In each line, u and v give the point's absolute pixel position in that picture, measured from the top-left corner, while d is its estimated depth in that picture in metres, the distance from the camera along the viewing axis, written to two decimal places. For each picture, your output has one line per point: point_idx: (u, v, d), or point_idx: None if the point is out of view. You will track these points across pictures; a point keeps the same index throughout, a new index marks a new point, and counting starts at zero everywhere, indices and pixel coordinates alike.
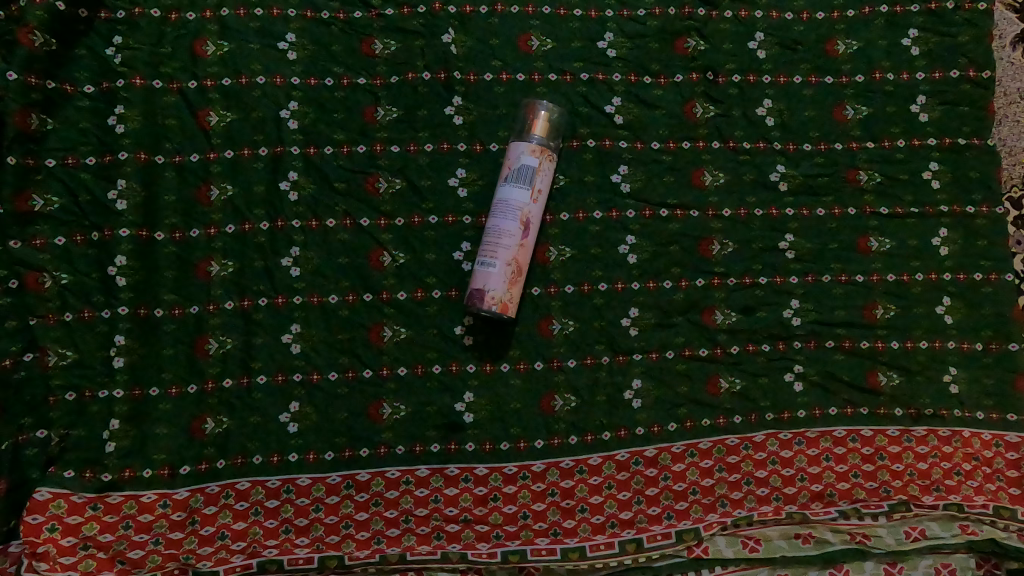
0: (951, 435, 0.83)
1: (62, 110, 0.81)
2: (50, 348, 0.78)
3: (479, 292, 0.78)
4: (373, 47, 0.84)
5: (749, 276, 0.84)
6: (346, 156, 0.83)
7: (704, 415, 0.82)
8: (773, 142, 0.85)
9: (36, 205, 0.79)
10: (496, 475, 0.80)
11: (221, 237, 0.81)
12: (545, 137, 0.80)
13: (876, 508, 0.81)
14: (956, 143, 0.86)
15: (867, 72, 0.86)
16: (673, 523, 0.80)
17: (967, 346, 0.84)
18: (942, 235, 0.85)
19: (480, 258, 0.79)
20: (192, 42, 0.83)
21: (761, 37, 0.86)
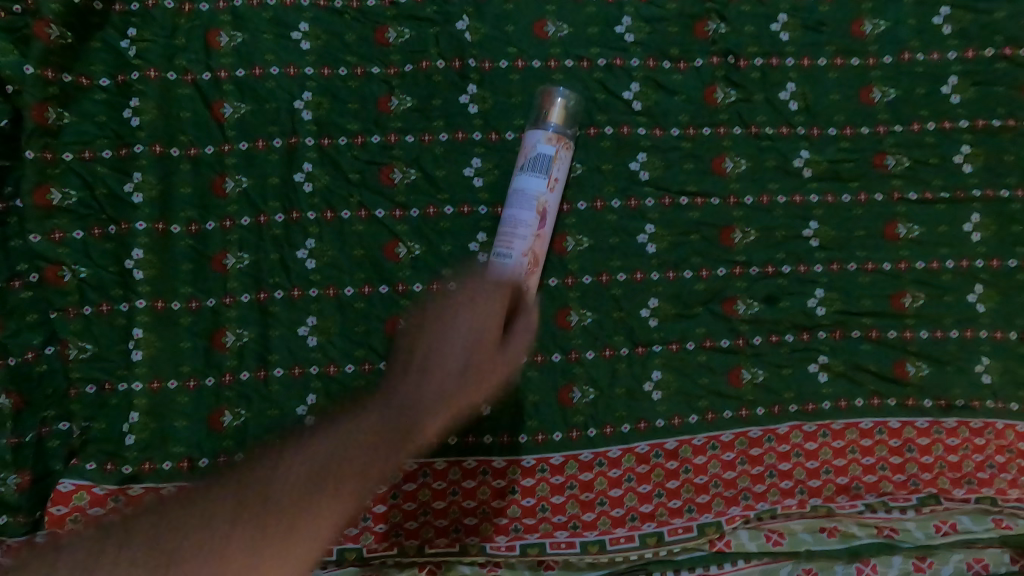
0: (983, 427, 0.81)
1: (78, 103, 0.80)
2: (70, 341, 0.79)
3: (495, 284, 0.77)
4: (387, 36, 0.83)
5: (772, 265, 0.82)
6: (361, 147, 0.82)
7: (725, 407, 0.81)
8: (797, 127, 0.83)
9: (54, 200, 0.79)
10: (515, 467, 0.79)
11: (237, 230, 0.81)
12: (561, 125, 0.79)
13: (904, 501, 0.80)
14: (990, 125, 0.83)
15: (896, 52, 0.83)
16: (694, 516, 0.79)
17: (1000, 334, 0.82)
18: (974, 221, 0.82)
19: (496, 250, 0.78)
20: (205, 33, 0.82)
21: (784, 18, 0.83)
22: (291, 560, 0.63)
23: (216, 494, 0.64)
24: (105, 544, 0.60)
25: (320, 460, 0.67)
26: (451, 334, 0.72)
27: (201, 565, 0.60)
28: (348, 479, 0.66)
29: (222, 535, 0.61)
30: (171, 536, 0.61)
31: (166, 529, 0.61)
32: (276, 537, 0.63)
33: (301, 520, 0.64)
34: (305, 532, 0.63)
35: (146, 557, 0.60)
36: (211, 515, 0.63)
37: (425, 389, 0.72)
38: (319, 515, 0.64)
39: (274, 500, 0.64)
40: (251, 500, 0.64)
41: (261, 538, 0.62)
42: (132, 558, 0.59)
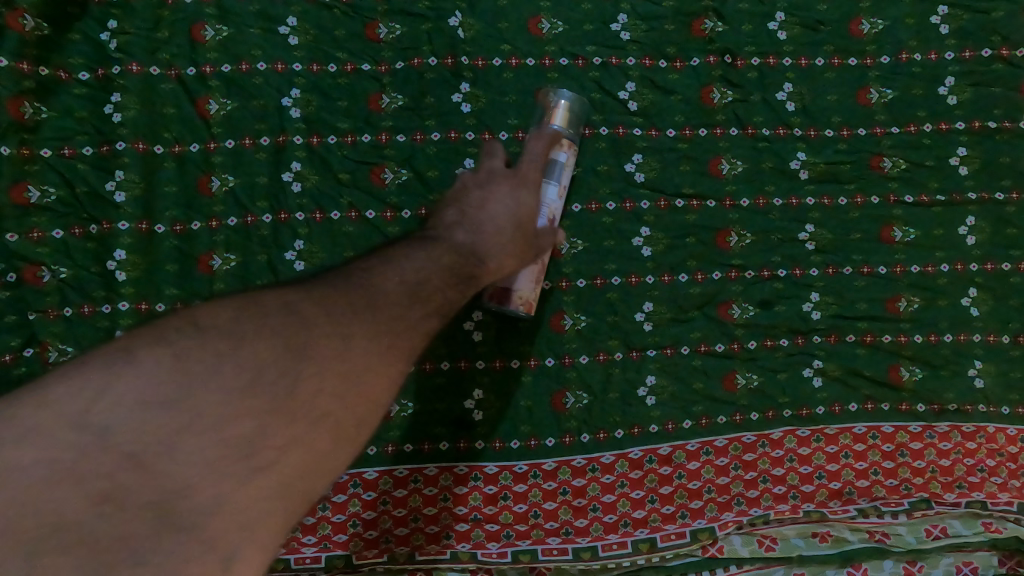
0: (976, 431, 0.81)
1: (56, 98, 0.78)
2: (49, 344, 0.77)
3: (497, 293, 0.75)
4: (378, 31, 0.81)
5: (767, 268, 0.81)
6: (351, 146, 0.80)
7: (719, 412, 0.80)
8: (793, 128, 0.82)
9: (32, 197, 0.77)
10: (507, 473, 0.78)
11: (223, 230, 0.79)
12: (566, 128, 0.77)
13: (895, 506, 0.79)
14: (986, 127, 0.82)
15: (894, 53, 0.82)
16: (687, 522, 0.78)
17: (994, 338, 0.82)
18: (970, 224, 0.82)
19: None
20: (190, 27, 0.80)
21: (782, 17, 0.82)
22: (356, 378, 0.50)
23: (288, 303, 0.51)
24: (172, 345, 0.47)
25: (396, 291, 0.55)
26: (503, 200, 0.66)
27: (276, 392, 0.47)
28: (412, 316, 0.55)
29: (300, 359, 0.48)
30: (252, 341, 0.47)
31: (255, 345, 0.47)
32: (358, 346, 0.51)
33: (377, 354, 0.51)
34: (368, 353, 0.51)
35: (226, 370, 0.46)
36: (299, 335, 0.49)
37: (479, 242, 0.63)
38: (380, 349, 0.52)
39: (347, 342, 0.50)
40: (332, 326, 0.50)
41: (349, 386, 0.50)
42: (205, 364, 0.46)
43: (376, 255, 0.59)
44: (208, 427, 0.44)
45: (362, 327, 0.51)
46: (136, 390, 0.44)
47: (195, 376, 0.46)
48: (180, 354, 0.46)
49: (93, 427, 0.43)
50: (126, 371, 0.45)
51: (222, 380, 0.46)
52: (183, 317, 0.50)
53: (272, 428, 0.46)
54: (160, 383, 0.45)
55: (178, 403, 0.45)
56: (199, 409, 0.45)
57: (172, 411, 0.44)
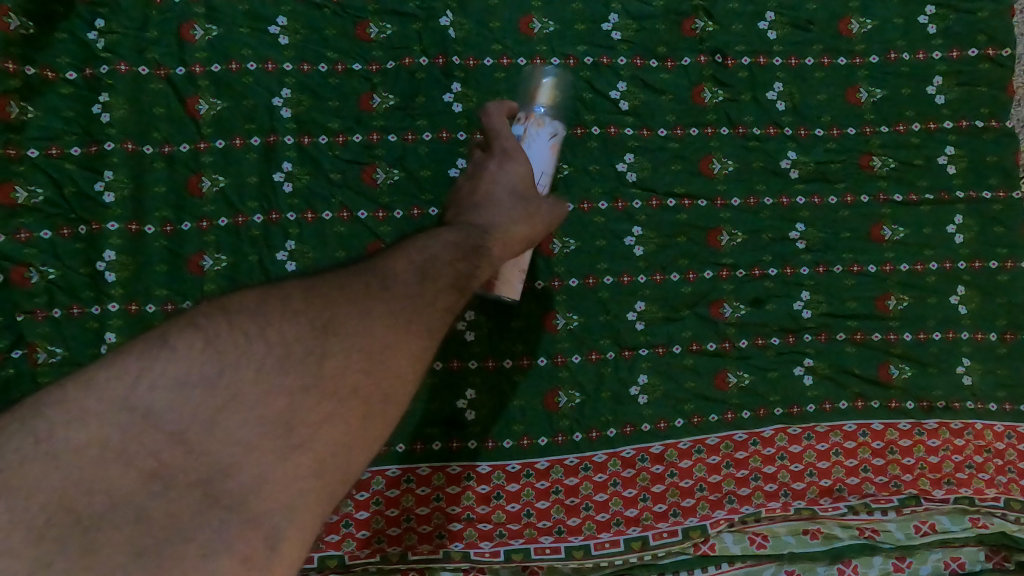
0: (963, 427, 0.82)
1: (43, 97, 0.78)
2: (38, 345, 0.76)
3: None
4: (368, 31, 0.81)
5: (758, 267, 0.81)
6: (342, 146, 0.80)
7: (711, 411, 0.80)
8: (784, 127, 0.82)
9: (19, 198, 0.77)
10: (499, 472, 0.78)
11: (214, 230, 0.79)
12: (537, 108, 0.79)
13: (886, 502, 0.80)
14: (973, 127, 0.83)
15: (882, 52, 0.83)
16: (679, 520, 0.79)
17: (981, 335, 0.82)
18: (957, 222, 0.82)
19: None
20: (178, 26, 0.79)
21: (771, 16, 0.83)
22: (407, 358, 0.45)
23: (326, 284, 0.46)
24: (213, 335, 0.42)
25: (423, 280, 0.48)
26: (502, 205, 0.60)
27: (343, 364, 0.43)
28: (454, 290, 0.49)
29: (357, 327, 0.44)
30: (299, 319, 0.44)
31: (298, 322, 0.43)
32: (407, 328, 0.45)
33: (420, 341, 0.45)
34: (424, 326, 0.46)
35: (276, 351, 0.42)
36: (343, 311, 0.45)
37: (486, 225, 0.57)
38: (424, 331, 0.46)
39: (393, 321, 0.45)
40: (377, 300, 0.45)
41: (416, 356, 0.45)
42: (250, 347, 0.42)
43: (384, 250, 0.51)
44: (255, 400, 0.41)
45: (402, 308, 0.45)
46: (184, 373, 0.41)
47: (242, 358, 0.42)
48: (225, 339, 0.42)
49: (135, 406, 0.40)
50: (160, 361, 0.41)
51: (279, 363, 0.42)
52: (217, 304, 0.45)
53: (345, 395, 0.42)
54: (198, 363, 0.41)
55: (218, 386, 0.41)
56: (253, 387, 0.41)
57: (212, 389, 0.41)
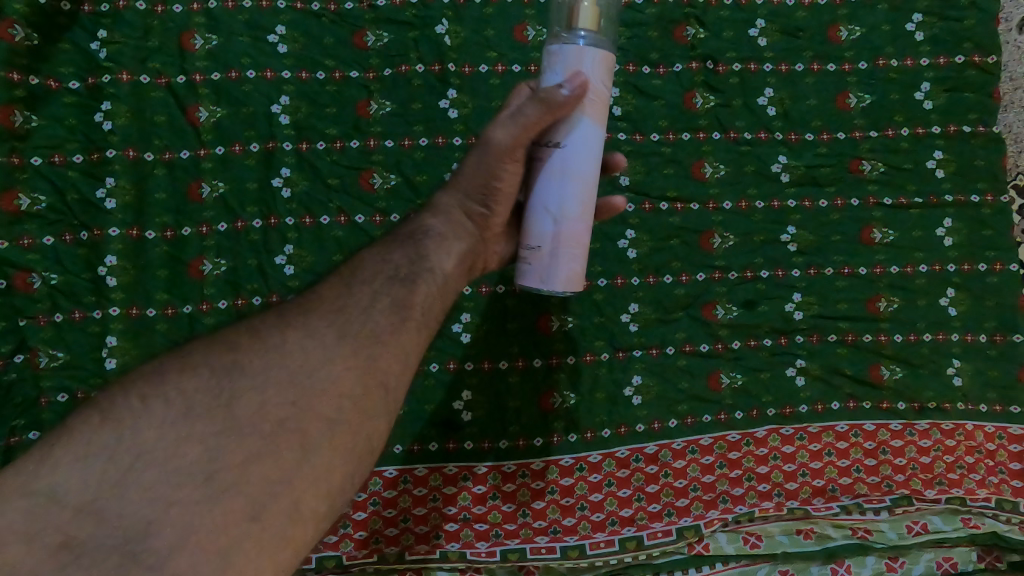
0: (955, 428, 0.82)
1: (47, 106, 0.79)
2: (40, 349, 0.77)
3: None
4: (366, 39, 0.82)
5: (750, 269, 0.82)
6: (340, 152, 0.81)
7: (704, 411, 0.81)
8: (774, 132, 0.84)
9: (22, 205, 0.78)
10: (495, 473, 0.80)
11: (213, 235, 0.80)
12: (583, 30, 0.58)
13: (878, 502, 0.80)
14: (961, 131, 0.84)
15: (871, 59, 0.84)
16: (673, 520, 0.79)
17: (971, 338, 0.83)
18: (947, 225, 0.83)
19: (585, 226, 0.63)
20: (179, 36, 0.81)
21: (762, 24, 0.84)
22: (321, 388, 0.52)
23: (225, 342, 0.53)
24: (121, 405, 0.47)
25: (322, 322, 0.57)
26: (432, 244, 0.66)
27: (260, 404, 0.50)
28: (362, 326, 0.58)
29: (262, 369, 0.52)
30: (200, 372, 0.50)
31: (201, 375, 0.50)
32: (318, 364, 0.53)
33: (334, 369, 0.54)
34: (333, 359, 0.54)
35: (187, 403, 0.48)
36: (245, 360, 0.52)
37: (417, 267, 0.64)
38: (334, 361, 0.54)
39: (299, 362, 0.53)
40: (276, 346, 0.53)
41: (336, 380, 0.53)
42: (156, 406, 0.48)
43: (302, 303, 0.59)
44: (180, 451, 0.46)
45: (305, 346, 0.54)
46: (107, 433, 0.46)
47: (153, 415, 0.47)
48: (130, 405, 0.47)
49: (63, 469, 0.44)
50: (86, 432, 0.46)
51: (188, 415, 0.48)
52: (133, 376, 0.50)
53: (265, 426, 0.49)
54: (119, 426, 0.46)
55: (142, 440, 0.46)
56: (168, 436, 0.46)
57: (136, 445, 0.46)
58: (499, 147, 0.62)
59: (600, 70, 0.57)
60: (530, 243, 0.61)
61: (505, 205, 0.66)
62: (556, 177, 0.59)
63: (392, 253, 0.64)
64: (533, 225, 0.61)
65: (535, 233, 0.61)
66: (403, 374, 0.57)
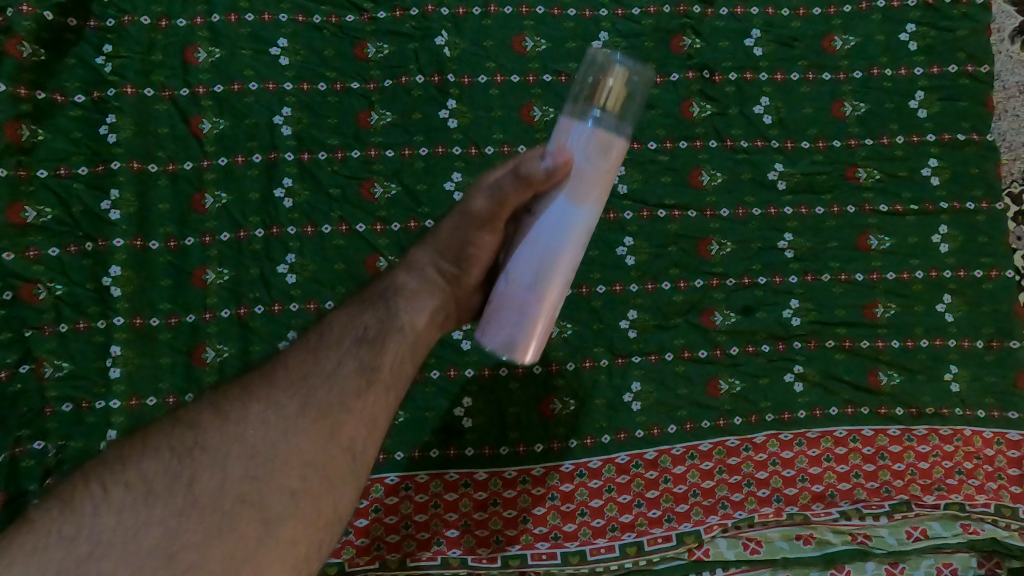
0: (952, 434, 0.82)
1: (52, 119, 0.80)
2: (45, 359, 0.78)
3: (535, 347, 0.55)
4: (366, 51, 0.84)
5: (748, 276, 0.83)
6: (341, 162, 0.82)
7: (704, 417, 0.82)
8: (770, 141, 0.85)
9: (28, 217, 0.79)
10: (496, 479, 0.80)
11: (216, 245, 0.81)
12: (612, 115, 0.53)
13: (876, 508, 0.81)
14: (955, 139, 0.85)
15: (865, 68, 0.86)
16: (673, 526, 0.80)
17: (968, 343, 0.83)
18: (942, 232, 0.84)
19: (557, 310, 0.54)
20: (183, 49, 0.82)
21: (756, 34, 0.86)
22: (282, 457, 0.50)
23: (186, 421, 0.52)
24: (82, 497, 0.47)
25: (286, 390, 0.54)
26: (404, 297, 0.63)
27: (219, 481, 0.48)
28: (328, 391, 0.55)
29: (222, 444, 0.50)
30: (161, 455, 0.49)
31: (160, 458, 0.49)
32: (279, 434, 0.51)
33: (297, 437, 0.51)
34: (297, 427, 0.52)
35: (146, 488, 0.47)
36: (205, 439, 0.50)
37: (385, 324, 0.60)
38: (298, 429, 0.52)
39: (262, 433, 0.51)
40: (237, 420, 0.52)
41: (298, 450, 0.51)
42: (117, 493, 0.47)
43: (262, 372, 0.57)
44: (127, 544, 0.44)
45: (268, 417, 0.52)
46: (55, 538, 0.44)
47: (113, 502, 0.46)
48: (90, 495, 0.46)
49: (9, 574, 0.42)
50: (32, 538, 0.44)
51: (147, 499, 0.46)
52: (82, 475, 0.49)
53: (226, 503, 0.47)
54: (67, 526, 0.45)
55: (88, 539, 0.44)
56: (127, 521, 0.45)
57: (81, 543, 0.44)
58: (474, 213, 0.62)
59: (592, 147, 0.51)
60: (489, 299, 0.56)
61: (479, 268, 0.64)
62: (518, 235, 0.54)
63: (362, 313, 0.61)
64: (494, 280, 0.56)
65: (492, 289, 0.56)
66: (369, 436, 0.55)
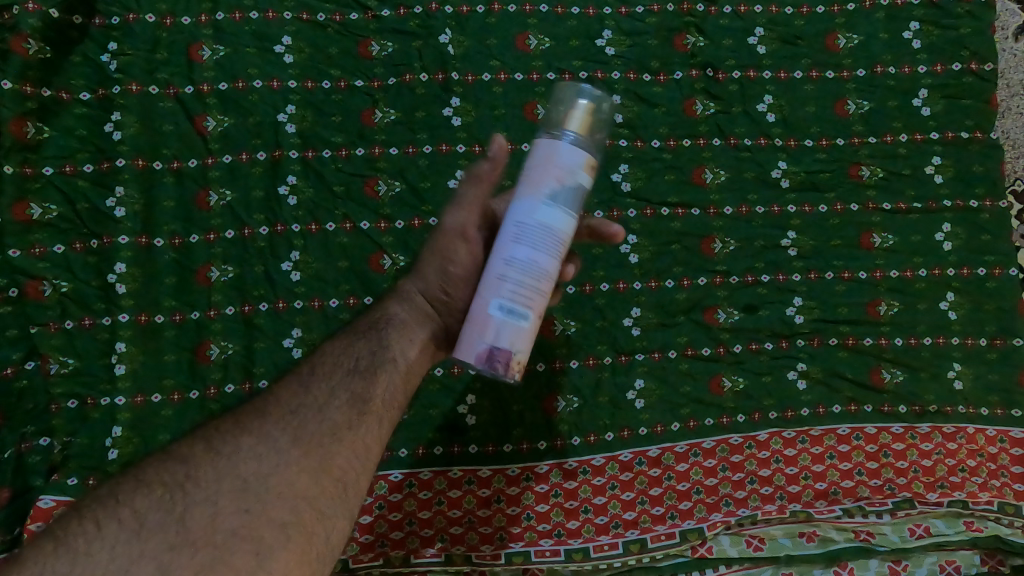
0: (956, 431, 0.82)
1: (58, 117, 0.81)
2: (50, 356, 0.78)
3: (502, 354, 0.52)
4: (370, 49, 0.84)
5: (751, 274, 0.83)
6: (345, 159, 0.83)
7: (707, 414, 0.82)
8: (774, 138, 0.85)
9: (34, 214, 0.79)
10: (500, 476, 0.80)
11: (221, 243, 0.81)
12: (585, 137, 0.54)
13: (879, 505, 0.80)
14: (959, 137, 0.85)
15: (869, 66, 0.86)
16: (676, 523, 0.80)
17: (971, 341, 0.83)
18: (946, 230, 0.84)
19: (508, 306, 0.52)
20: (187, 47, 0.82)
21: (760, 32, 0.86)
22: (273, 492, 0.51)
23: (178, 454, 0.52)
24: (75, 532, 0.46)
25: (277, 423, 0.55)
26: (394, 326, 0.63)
27: (212, 517, 0.48)
28: (318, 426, 0.55)
29: (213, 480, 0.50)
30: (153, 490, 0.49)
31: (152, 492, 0.49)
32: (270, 468, 0.52)
33: (286, 471, 0.52)
34: (288, 462, 0.53)
35: (139, 524, 0.47)
36: (197, 472, 0.50)
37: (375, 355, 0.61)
38: (288, 464, 0.52)
39: (253, 468, 0.51)
40: (228, 454, 0.52)
41: (290, 484, 0.51)
42: (110, 529, 0.46)
43: (254, 402, 0.57)
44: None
45: (261, 452, 0.52)
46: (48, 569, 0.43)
47: (107, 538, 0.46)
48: (84, 530, 0.46)
49: None
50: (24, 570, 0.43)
51: (140, 535, 0.46)
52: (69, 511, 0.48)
53: (220, 537, 0.47)
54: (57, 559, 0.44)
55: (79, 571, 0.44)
56: (122, 557, 0.45)
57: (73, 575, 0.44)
58: (449, 229, 0.64)
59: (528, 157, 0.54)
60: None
61: (464, 290, 0.64)
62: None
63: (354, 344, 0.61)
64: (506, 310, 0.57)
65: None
66: (360, 469, 0.55)
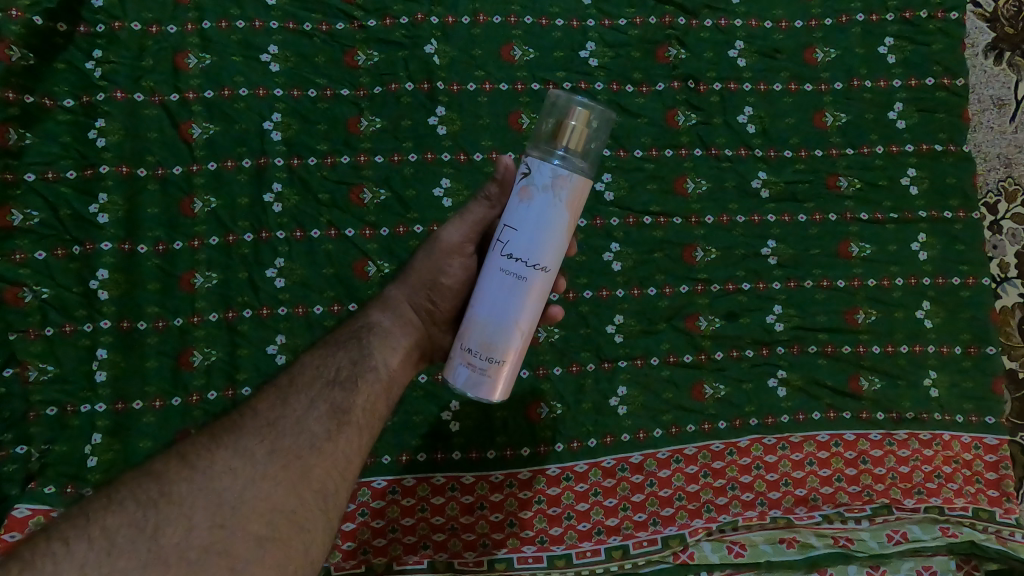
0: (932, 438, 0.84)
1: (40, 124, 0.80)
2: (30, 363, 0.78)
3: None
4: (356, 58, 0.85)
5: (732, 282, 0.85)
6: (330, 167, 0.83)
7: (689, 421, 0.83)
8: (753, 150, 0.86)
9: (15, 220, 0.79)
10: (483, 483, 0.81)
11: (205, 249, 0.81)
12: (574, 154, 0.54)
13: (858, 511, 0.82)
14: (933, 150, 0.87)
15: (845, 79, 0.88)
16: (658, 529, 0.80)
17: (946, 349, 0.85)
18: (921, 240, 0.86)
19: None
20: (173, 55, 0.83)
21: (740, 45, 0.88)
22: (248, 506, 0.50)
23: (151, 470, 0.51)
24: (42, 551, 0.44)
25: (253, 436, 0.54)
26: (375, 336, 0.65)
27: (186, 533, 0.48)
28: (296, 437, 0.55)
29: (187, 495, 0.49)
30: (125, 507, 0.48)
31: (125, 509, 0.48)
32: (246, 481, 0.51)
33: (263, 484, 0.52)
34: (265, 474, 0.52)
35: (110, 541, 0.46)
36: (173, 488, 0.50)
37: (358, 366, 0.62)
38: (264, 477, 0.52)
39: (229, 482, 0.51)
40: (204, 468, 0.51)
41: (267, 497, 0.51)
42: (78, 547, 0.45)
43: (233, 416, 0.57)
44: None
45: (237, 465, 0.52)
46: None
47: (75, 556, 0.45)
48: (51, 550, 0.45)
49: None
50: None
51: (111, 553, 0.45)
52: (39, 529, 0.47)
53: (193, 554, 0.47)
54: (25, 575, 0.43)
55: None
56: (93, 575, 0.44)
57: None
58: (446, 244, 0.66)
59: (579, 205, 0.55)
60: (494, 356, 0.55)
61: (451, 300, 0.67)
62: (533, 296, 0.55)
63: (335, 354, 0.62)
64: (501, 339, 0.55)
65: (502, 347, 0.55)
66: (338, 481, 0.55)
